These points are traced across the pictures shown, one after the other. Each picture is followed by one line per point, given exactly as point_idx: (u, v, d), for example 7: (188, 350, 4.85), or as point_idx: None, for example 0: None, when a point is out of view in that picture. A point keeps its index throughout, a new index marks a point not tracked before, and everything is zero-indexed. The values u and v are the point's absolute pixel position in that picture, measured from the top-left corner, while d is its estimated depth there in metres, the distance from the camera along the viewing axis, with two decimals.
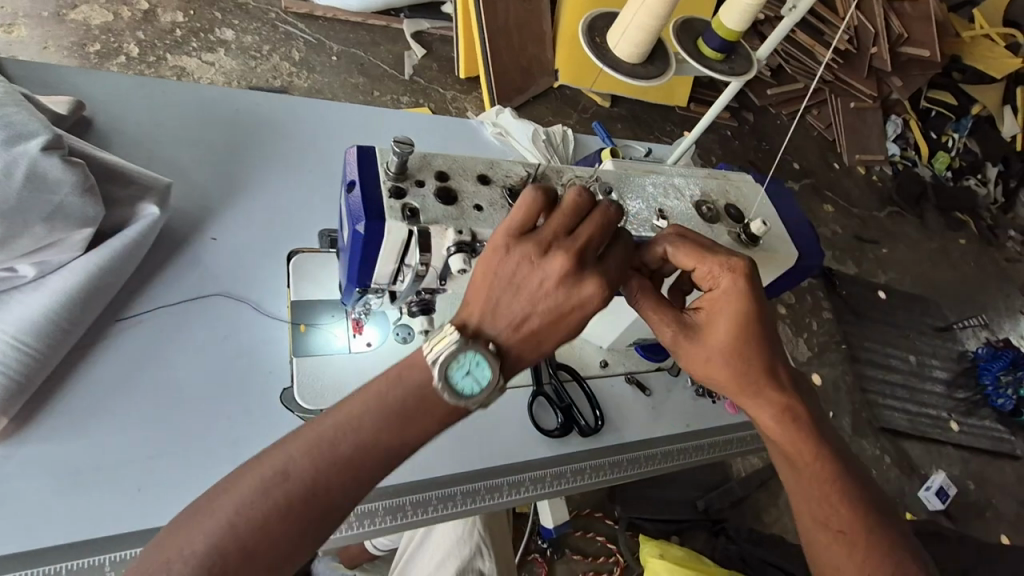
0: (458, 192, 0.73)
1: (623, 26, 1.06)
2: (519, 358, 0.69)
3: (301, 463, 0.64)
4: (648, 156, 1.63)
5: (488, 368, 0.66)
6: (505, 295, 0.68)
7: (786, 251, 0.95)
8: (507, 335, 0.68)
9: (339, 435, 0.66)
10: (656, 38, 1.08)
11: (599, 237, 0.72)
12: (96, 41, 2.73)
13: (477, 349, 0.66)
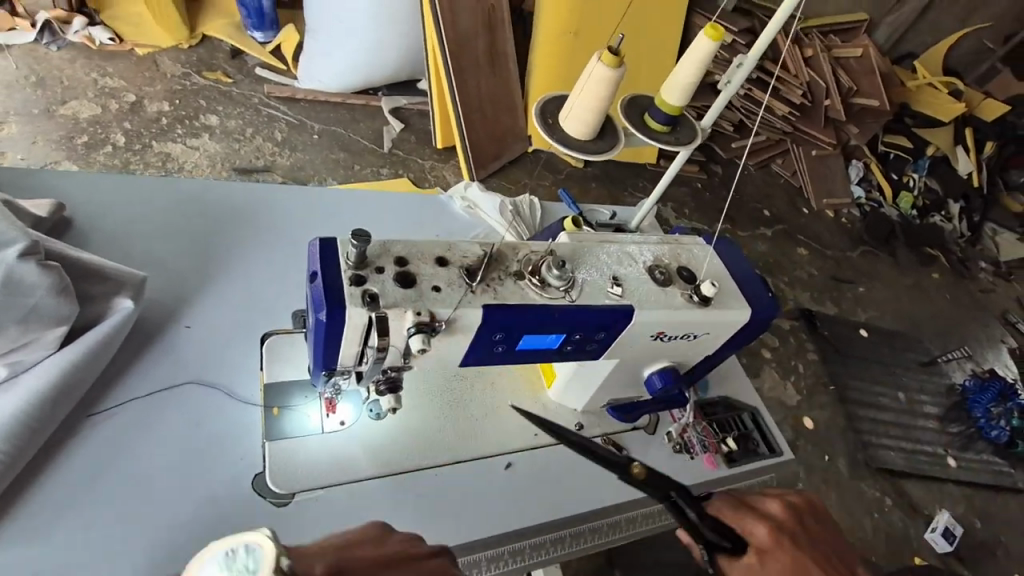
0: (416, 275, 0.77)
1: (572, 108, 1.15)
2: None
3: None
4: (612, 219, 1.72)
5: (258, 572, 0.52)
6: None
7: (738, 308, 1.00)
8: None
9: None
10: (604, 116, 1.17)
11: None
12: (84, 133, 2.85)
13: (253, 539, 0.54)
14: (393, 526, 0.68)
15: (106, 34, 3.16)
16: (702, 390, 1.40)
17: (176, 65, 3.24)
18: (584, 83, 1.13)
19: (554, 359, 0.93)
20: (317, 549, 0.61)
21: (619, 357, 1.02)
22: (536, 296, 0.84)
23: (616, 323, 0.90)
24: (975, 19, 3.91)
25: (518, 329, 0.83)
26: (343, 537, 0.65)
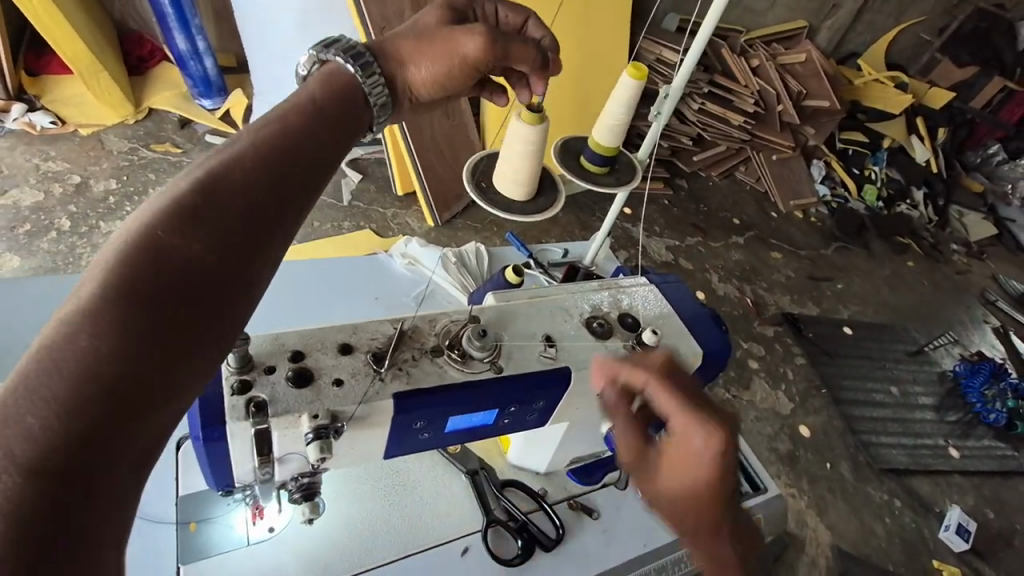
0: (314, 369, 0.69)
1: (506, 171, 1.05)
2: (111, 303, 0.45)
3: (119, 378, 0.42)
4: (564, 257, 1.65)
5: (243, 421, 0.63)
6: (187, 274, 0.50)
7: (688, 352, 0.93)
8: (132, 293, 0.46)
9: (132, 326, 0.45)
10: (539, 170, 1.08)
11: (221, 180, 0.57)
12: (26, 222, 2.73)
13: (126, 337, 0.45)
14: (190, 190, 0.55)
15: (47, 118, 3.01)
16: None
17: (121, 141, 3.11)
18: (509, 139, 1.03)
19: (491, 435, 0.85)
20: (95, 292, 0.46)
21: (569, 420, 0.94)
22: (456, 372, 0.76)
23: (553, 390, 0.83)
24: (909, 15, 3.98)
25: (441, 415, 0.75)
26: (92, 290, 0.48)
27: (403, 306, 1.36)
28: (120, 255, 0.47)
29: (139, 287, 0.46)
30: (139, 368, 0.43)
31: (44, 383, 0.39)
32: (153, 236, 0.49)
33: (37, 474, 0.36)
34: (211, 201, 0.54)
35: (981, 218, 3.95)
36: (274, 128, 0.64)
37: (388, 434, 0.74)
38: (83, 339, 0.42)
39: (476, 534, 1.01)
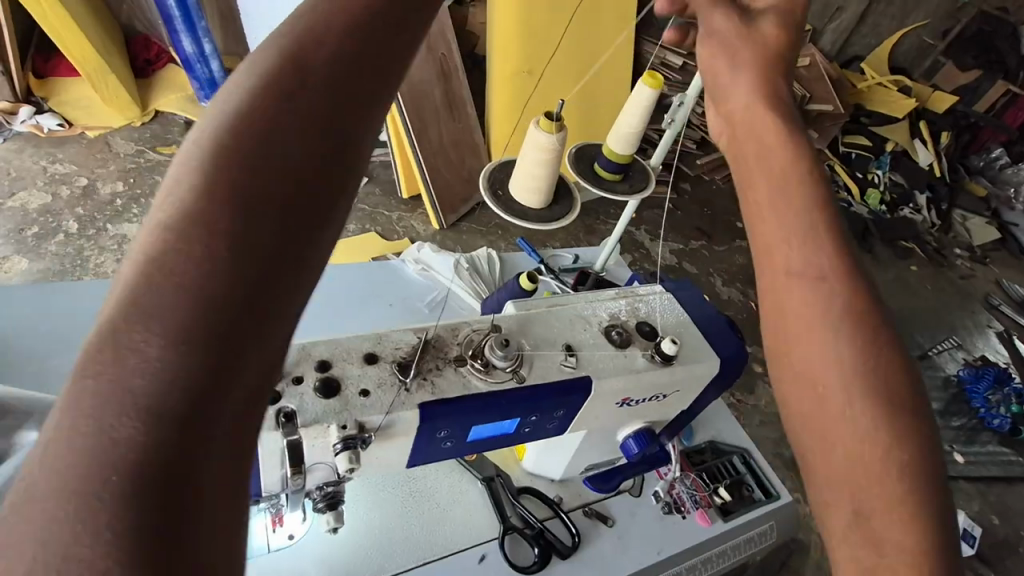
0: (341, 379, 0.69)
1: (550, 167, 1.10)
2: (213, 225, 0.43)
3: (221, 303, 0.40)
4: (575, 263, 1.65)
5: (274, 430, 0.64)
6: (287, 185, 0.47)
7: (707, 360, 0.93)
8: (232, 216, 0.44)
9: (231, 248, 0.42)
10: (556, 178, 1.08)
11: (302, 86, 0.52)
12: (34, 224, 2.74)
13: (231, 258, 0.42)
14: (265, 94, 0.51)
15: (55, 120, 3.03)
16: (688, 438, 1.32)
17: (128, 143, 3.10)
18: (528, 145, 1.04)
19: (512, 443, 0.85)
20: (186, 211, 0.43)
21: (586, 428, 0.94)
22: (480, 382, 0.76)
23: (574, 398, 0.83)
24: (912, 19, 4.00)
25: (465, 424, 0.75)
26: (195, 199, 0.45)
27: (417, 311, 1.37)
28: (208, 177, 0.44)
29: (224, 220, 0.42)
30: (226, 303, 0.39)
31: (141, 330, 0.37)
32: (244, 153, 0.46)
33: (153, 420, 0.35)
34: (269, 117, 0.49)
35: (984, 223, 3.92)
36: (328, 37, 0.56)
37: (413, 443, 0.74)
38: (174, 277, 0.39)
39: (493, 542, 1.01)
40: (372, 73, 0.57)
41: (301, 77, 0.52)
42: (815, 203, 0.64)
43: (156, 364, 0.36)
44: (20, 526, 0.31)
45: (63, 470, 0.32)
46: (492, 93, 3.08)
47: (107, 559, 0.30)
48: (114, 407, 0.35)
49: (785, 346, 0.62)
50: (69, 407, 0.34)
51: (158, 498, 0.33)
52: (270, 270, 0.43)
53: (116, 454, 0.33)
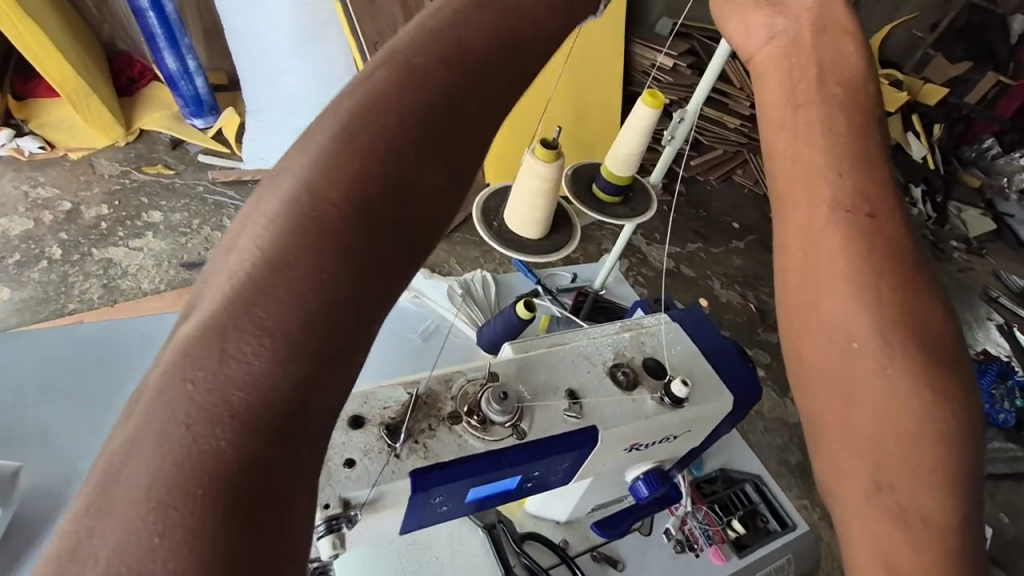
0: (324, 450, 0.64)
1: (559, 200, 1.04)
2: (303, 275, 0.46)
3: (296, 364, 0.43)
4: (574, 283, 1.60)
5: None
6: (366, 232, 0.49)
7: (719, 398, 0.88)
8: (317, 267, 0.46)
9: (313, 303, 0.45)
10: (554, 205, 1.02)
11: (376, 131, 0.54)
12: (16, 252, 2.64)
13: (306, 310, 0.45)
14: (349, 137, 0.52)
15: (35, 142, 2.90)
16: (696, 468, 1.26)
17: (112, 164, 2.99)
18: (522, 175, 0.98)
19: (514, 497, 0.79)
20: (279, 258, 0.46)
21: (592, 475, 0.88)
22: (476, 442, 0.70)
23: (578, 450, 0.77)
24: (900, 13, 3.95)
25: (461, 488, 0.70)
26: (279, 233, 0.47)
27: (410, 342, 1.31)
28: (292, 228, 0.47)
29: (310, 275, 0.46)
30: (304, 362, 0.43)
31: (265, 323, 0.43)
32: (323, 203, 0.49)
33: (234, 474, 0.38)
34: (375, 157, 0.52)
35: (978, 214, 3.88)
36: (413, 78, 0.57)
37: (406, 512, 0.69)
38: (249, 348, 0.42)
39: None
40: (494, 122, 0.63)
41: (436, 109, 0.57)
42: (865, 248, 0.66)
43: (273, 356, 0.42)
44: (132, 465, 0.37)
45: (175, 429, 0.38)
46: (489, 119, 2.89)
47: (202, 520, 0.35)
48: (238, 382, 0.41)
49: (819, 367, 0.65)
50: (191, 368, 0.41)
51: (261, 468, 0.39)
52: (347, 324, 0.46)
53: (226, 428, 0.39)
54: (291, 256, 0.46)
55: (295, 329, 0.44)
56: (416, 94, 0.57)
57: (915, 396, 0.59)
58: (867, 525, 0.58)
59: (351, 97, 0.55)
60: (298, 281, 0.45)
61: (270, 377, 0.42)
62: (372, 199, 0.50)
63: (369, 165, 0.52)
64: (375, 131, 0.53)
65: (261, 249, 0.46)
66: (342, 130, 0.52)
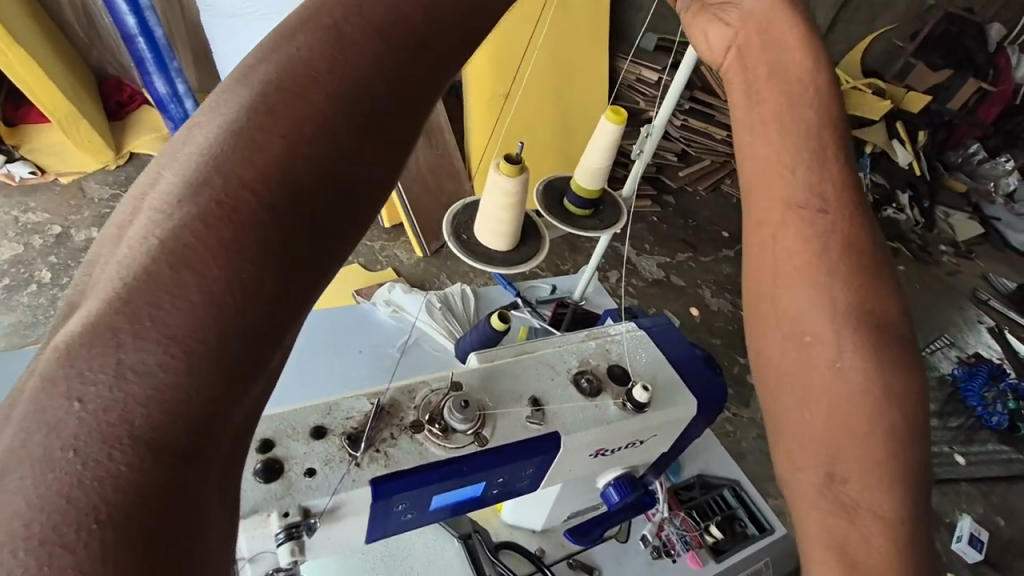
0: (285, 459, 0.66)
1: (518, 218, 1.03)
2: (210, 264, 0.38)
3: (203, 369, 0.36)
4: (554, 293, 1.64)
5: None
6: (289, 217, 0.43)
7: (683, 404, 0.89)
8: (229, 251, 0.39)
9: (225, 295, 0.38)
10: (522, 218, 1.04)
11: (299, 96, 0.46)
12: (5, 276, 2.64)
13: (212, 302, 0.37)
14: (271, 105, 0.45)
15: (26, 168, 2.92)
16: (674, 474, 1.27)
17: (102, 188, 3.00)
18: (489, 190, 1.00)
19: (479, 506, 0.80)
20: (182, 243, 0.39)
21: (563, 481, 0.90)
22: (437, 450, 0.71)
23: (542, 457, 0.78)
24: (880, 23, 4.01)
25: (422, 496, 0.70)
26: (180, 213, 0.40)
27: (388, 356, 1.32)
28: (199, 209, 0.40)
29: (220, 263, 0.39)
30: (214, 366, 0.37)
31: (165, 321, 0.36)
32: (237, 181, 0.42)
33: (127, 507, 0.32)
34: (303, 127, 0.45)
35: (966, 218, 3.92)
36: (343, 37, 0.50)
37: (369, 521, 0.70)
38: (144, 353, 0.35)
39: None
40: (442, 88, 0.58)
41: (367, 70, 0.50)
42: (818, 248, 0.66)
43: (175, 362, 0.35)
44: (7, 501, 0.31)
45: (59, 453, 0.32)
46: (468, 123, 2.95)
47: (95, 563, 0.30)
48: (135, 396, 0.34)
49: (776, 359, 0.68)
50: (75, 380, 0.34)
51: (164, 493, 0.33)
52: (265, 322, 0.40)
53: (123, 450, 0.33)
54: (196, 241, 0.39)
55: (202, 327, 0.37)
56: (347, 52, 0.50)
57: (867, 393, 0.62)
58: (819, 519, 0.62)
59: (268, 60, 0.48)
60: (206, 270, 0.38)
61: (169, 385, 0.35)
62: (297, 176, 0.44)
63: (293, 137, 0.45)
64: (298, 100, 0.46)
65: (161, 233, 0.39)
66: (260, 100, 0.46)
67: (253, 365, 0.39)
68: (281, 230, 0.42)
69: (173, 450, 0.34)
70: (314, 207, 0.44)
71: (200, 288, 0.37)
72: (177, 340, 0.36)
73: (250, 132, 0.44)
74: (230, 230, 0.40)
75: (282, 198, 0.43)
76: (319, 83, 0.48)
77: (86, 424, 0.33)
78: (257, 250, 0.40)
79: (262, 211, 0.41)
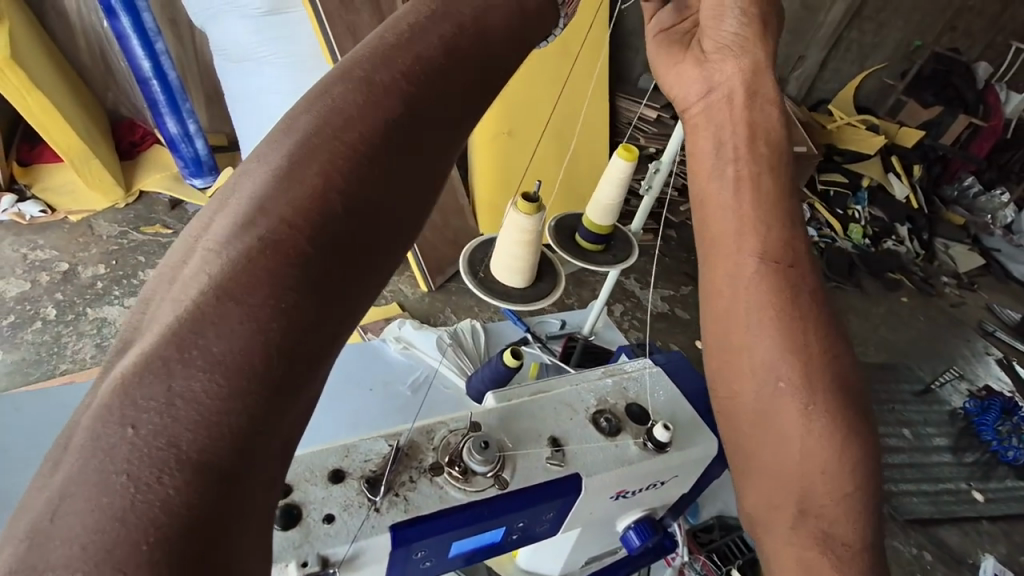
0: (302, 505, 0.64)
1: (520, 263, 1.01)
2: (256, 294, 0.38)
3: (251, 398, 0.35)
4: (563, 328, 1.62)
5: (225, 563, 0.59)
6: (329, 246, 0.43)
7: (704, 443, 0.87)
8: (276, 280, 0.39)
9: (271, 324, 0.38)
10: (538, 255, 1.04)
11: (338, 129, 0.47)
12: (11, 313, 2.64)
13: (257, 330, 0.37)
14: (309, 140, 0.46)
15: (37, 207, 2.95)
16: (693, 515, 1.25)
17: (111, 225, 3.02)
18: (505, 227, 1.00)
19: (501, 552, 0.77)
20: (231, 275, 0.39)
21: (581, 526, 0.87)
22: (458, 494, 0.69)
23: (564, 500, 0.76)
24: (871, 62, 4.10)
25: (442, 542, 0.68)
26: (226, 248, 0.40)
27: (400, 395, 1.31)
28: (244, 243, 0.40)
29: (263, 295, 0.38)
30: (255, 391, 0.35)
31: (213, 348, 0.36)
32: (281, 214, 0.42)
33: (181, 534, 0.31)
34: (339, 159, 0.46)
35: (966, 249, 3.94)
36: (374, 71, 0.51)
37: (387, 568, 0.67)
38: (192, 378, 0.34)
39: None
40: (471, 115, 0.58)
41: (395, 99, 0.51)
42: (778, 299, 0.73)
43: (221, 386, 0.35)
44: (64, 525, 0.30)
45: (113, 478, 0.31)
46: (475, 159, 2.99)
47: None
48: (182, 422, 0.33)
49: (768, 408, 0.67)
50: (129, 407, 0.33)
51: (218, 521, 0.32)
52: (308, 347, 0.39)
53: (173, 475, 0.32)
54: (241, 274, 0.39)
55: (250, 356, 0.36)
56: (377, 84, 0.51)
57: (824, 440, 0.69)
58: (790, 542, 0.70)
59: (308, 103, 0.50)
60: (253, 303, 0.38)
61: (216, 414, 0.34)
62: (335, 204, 0.44)
63: (333, 169, 0.45)
64: (331, 131, 0.47)
65: (213, 264, 0.39)
66: (297, 135, 0.47)
67: (296, 393, 0.38)
68: (322, 261, 0.42)
69: (220, 477, 0.33)
70: (353, 234, 0.44)
71: (245, 317, 0.37)
72: (221, 369, 0.35)
73: (290, 167, 0.45)
74: (275, 262, 0.40)
75: (323, 228, 0.43)
76: (354, 116, 0.48)
77: (135, 451, 0.32)
78: (304, 279, 0.40)
79: (306, 241, 0.42)
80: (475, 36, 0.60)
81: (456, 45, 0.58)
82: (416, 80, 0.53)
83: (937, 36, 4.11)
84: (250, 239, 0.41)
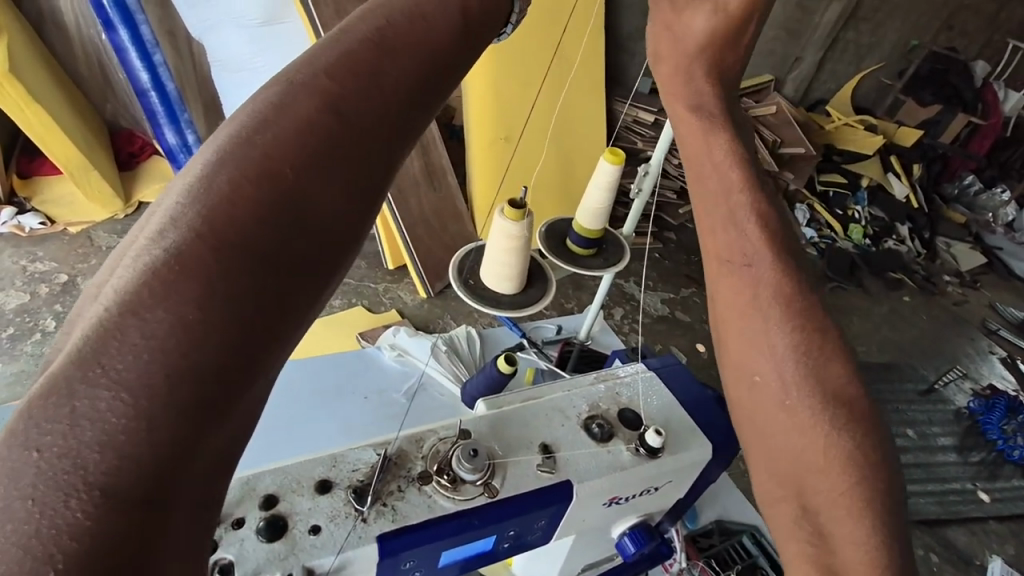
0: (289, 516, 0.64)
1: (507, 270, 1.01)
2: (159, 306, 0.35)
3: (156, 416, 0.33)
4: (559, 333, 1.62)
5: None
6: (244, 255, 0.40)
7: (698, 448, 0.86)
8: (181, 290, 0.36)
9: (173, 339, 0.35)
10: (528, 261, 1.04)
11: (257, 136, 0.45)
12: (11, 325, 2.64)
13: (157, 347, 0.34)
14: (228, 148, 0.44)
15: (36, 219, 2.95)
16: (691, 521, 1.23)
17: (111, 237, 3.03)
18: (493, 233, 1.00)
19: (492, 560, 0.77)
20: (131, 290, 0.36)
21: (577, 533, 0.86)
22: (448, 503, 0.69)
23: (556, 506, 0.75)
24: (868, 62, 4.10)
25: (431, 552, 0.68)
26: (132, 262, 0.37)
27: (392, 403, 1.30)
28: (149, 254, 0.37)
29: (166, 308, 0.35)
30: (169, 410, 0.33)
31: (117, 366, 0.33)
32: (192, 223, 0.39)
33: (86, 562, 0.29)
34: (261, 167, 0.43)
35: (968, 248, 3.93)
36: (303, 80, 0.49)
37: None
38: (96, 398, 0.32)
39: None
40: (413, 122, 0.56)
41: (325, 108, 0.48)
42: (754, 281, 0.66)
43: (131, 408, 0.32)
44: None
45: (13, 505, 0.29)
46: (471, 165, 2.98)
47: None
48: (87, 444, 0.31)
49: (740, 408, 0.64)
50: (32, 430, 0.31)
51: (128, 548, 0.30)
52: (221, 361, 0.36)
53: (80, 500, 0.30)
54: (142, 286, 0.36)
55: (148, 375, 0.33)
56: (304, 93, 0.48)
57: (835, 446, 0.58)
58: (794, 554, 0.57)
59: (232, 118, 0.47)
60: (154, 318, 0.35)
61: (118, 439, 0.31)
62: (251, 211, 0.41)
63: (249, 178, 0.43)
64: (254, 139, 0.45)
65: (120, 280, 0.36)
66: (219, 147, 0.44)
67: (211, 410, 0.35)
68: (236, 269, 0.39)
69: (130, 502, 0.31)
70: (272, 244, 0.41)
71: (147, 331, 0.34)
72: (122, 390, 0.32)
73: (203, 177, 0.42)
74: (182, 271, 0.37)
75: (237, 236, 0.40)
76: (277, 124, 0.46)
77: (28, 477, 0.29)
78: (214, 289, 0.37)
79: (219, 250, 0.39)
80: (419, 41, 0.58)
81: (387, 47, 0.55)
82: (348, 89, 0.51)
83: (934, 36, 4.10)
84: (159, 249, 0.38)
